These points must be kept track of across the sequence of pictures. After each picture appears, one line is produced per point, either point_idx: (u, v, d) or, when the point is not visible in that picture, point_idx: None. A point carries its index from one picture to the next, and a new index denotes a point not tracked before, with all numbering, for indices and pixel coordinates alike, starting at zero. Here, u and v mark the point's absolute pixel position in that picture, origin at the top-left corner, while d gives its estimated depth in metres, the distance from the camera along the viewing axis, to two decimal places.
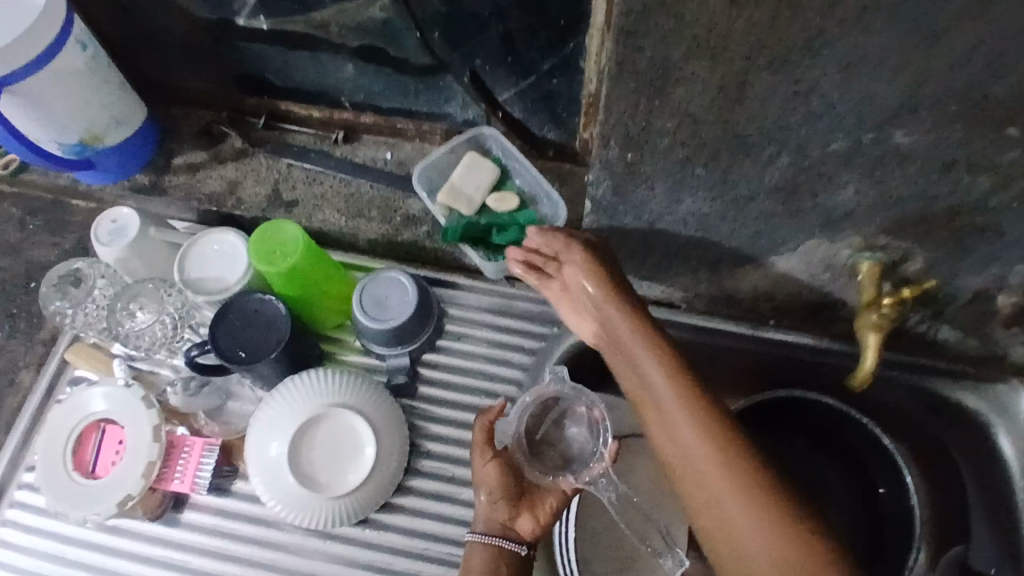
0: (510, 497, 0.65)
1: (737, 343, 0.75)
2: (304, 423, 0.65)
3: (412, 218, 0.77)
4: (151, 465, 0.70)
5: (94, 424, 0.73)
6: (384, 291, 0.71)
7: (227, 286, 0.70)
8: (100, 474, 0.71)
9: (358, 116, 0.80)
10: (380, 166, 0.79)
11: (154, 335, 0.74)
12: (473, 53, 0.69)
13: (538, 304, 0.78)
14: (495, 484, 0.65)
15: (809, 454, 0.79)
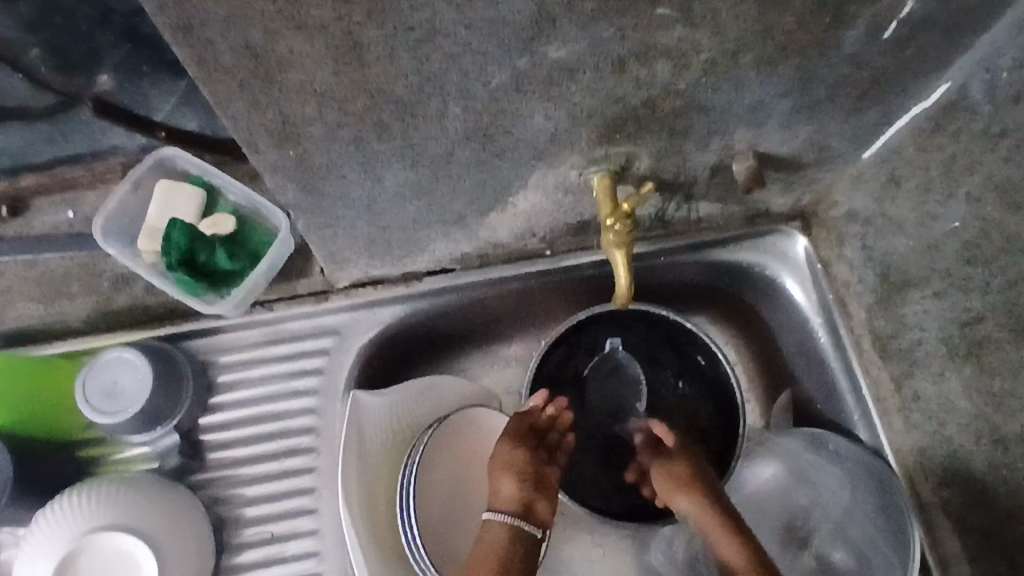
0: (534, 477, 0.62)
1: (523, 284, 0.71)
2: (63, 562, 0.55)
3: (124, 278, 0.65)
4: None
5: None
6: (110, 376, 0.60)
7: None
8: None
9: (16, 181, 0.67)
10: (63, 231, 0.66)
11: None
12: (99, 72, 0.60)
13: (309, 317, 0.69)
14: (523, 463, 0.62)
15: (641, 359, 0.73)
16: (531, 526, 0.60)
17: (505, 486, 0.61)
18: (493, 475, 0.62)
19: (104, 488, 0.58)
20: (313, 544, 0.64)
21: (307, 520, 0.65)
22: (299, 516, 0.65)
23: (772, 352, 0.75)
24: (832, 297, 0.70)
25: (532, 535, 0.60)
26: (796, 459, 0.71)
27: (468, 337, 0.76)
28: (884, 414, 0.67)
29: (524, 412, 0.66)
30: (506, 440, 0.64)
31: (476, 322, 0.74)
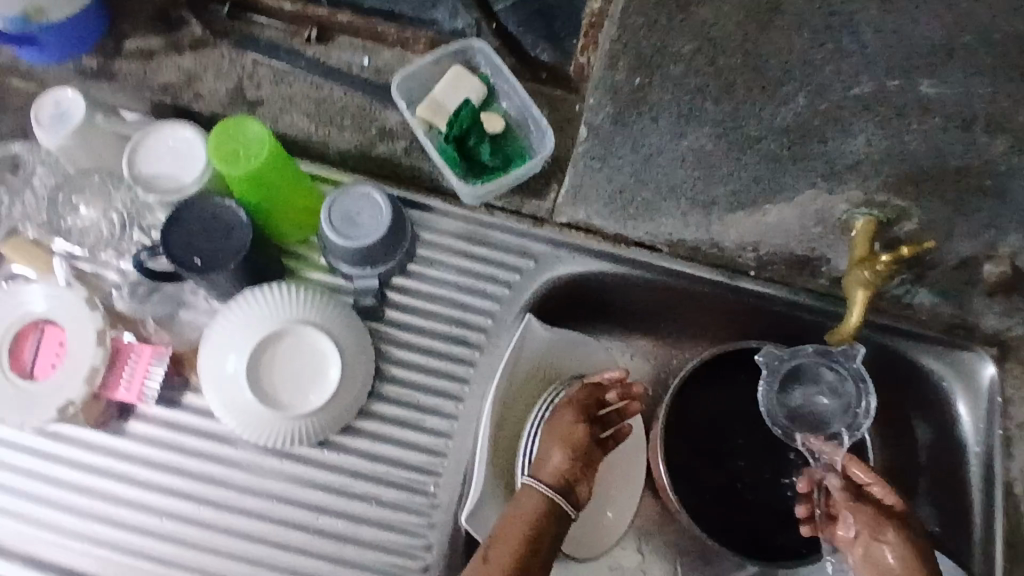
0: (583, 455, 0.64)
1: (721, 296, 0.70)
2: (266, 338, 0.59)
3: (389, 132, 0.71)
4: (93, 370, 0.62)
5: (30, 324, 0.64)
6: (355, 206, 0.66)
7: (179, 183, 0.63)
8: (39, 377, 0.63)
9: (334, 13, 0.73)
10: (355, 72, 0.73)
11: (98, 236, 0.67)
12: None
13: (518, 235, 0.72)
14: (579, 437, 0.64)
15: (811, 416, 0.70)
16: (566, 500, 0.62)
17: (555, 455, 0.64)
18: (548, 443, 0.64)
19: (314, 295, 0.62)
20: (446, 426, 0.68)
21: (448, 404, 0.69)
22: (443, 397, 0.69)
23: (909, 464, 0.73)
24: (1001, 434, 0.68)
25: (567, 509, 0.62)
26: None
27: (635, 318, 0.78)
28: (1011, 560, 0.66)
29: (597, 385, 0.67)
30: (571, 410, 0.66)
31: (651, 307, 0.75)
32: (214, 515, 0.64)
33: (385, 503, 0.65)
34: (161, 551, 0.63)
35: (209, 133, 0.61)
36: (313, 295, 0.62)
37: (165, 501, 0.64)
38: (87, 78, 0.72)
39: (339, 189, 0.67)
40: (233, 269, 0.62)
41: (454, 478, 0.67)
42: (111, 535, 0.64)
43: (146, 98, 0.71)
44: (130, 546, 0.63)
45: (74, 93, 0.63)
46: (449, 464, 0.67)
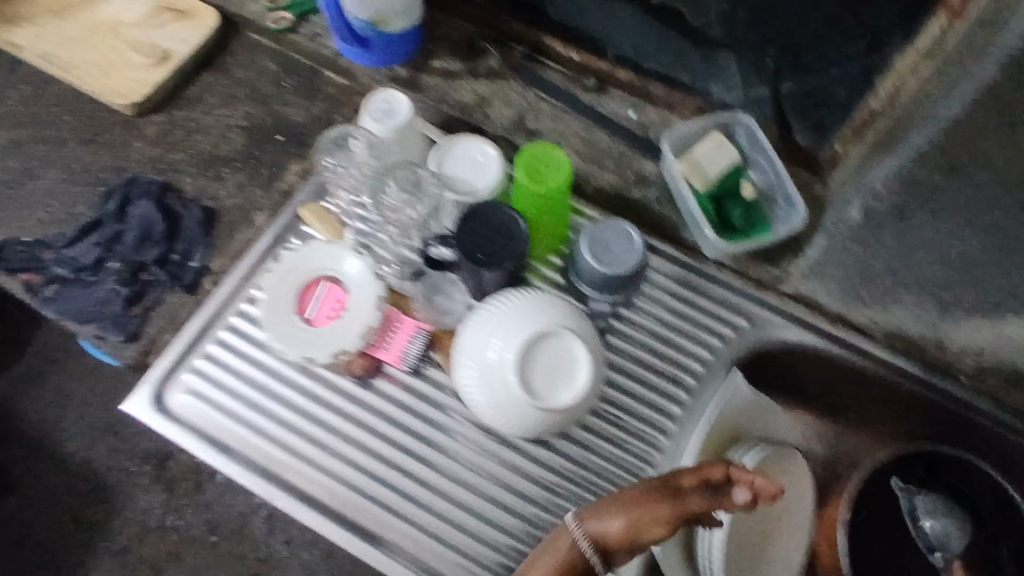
0: (626, 535, 0.59)
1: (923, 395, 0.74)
2: (549, 334, 0.65)
3: (646, 180, 0.80)
4: (369, 328, 0.72)
5: (319, 278, 0.74)
6: (607, 237, 0.72)
7: (472, 188, 0.72)
8: (319, 324, 0.73)
9: (615, 69, 0.82)
10: (623, 122, 0.81)
11: (402, 219, 0.72)
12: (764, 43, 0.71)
13: (742, 296, 0.78)
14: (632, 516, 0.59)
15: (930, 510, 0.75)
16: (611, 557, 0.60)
17: (615, 525, 0.59)
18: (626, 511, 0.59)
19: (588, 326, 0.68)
20: (650, 454, 0.74)
21: (654, 434, 0.75)
22: (650, 426, 0.75)
23: None
24: None
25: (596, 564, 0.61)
26: None
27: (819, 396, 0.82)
28: None
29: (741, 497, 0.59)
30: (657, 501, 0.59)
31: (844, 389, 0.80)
32: (440, 481, 0.72)
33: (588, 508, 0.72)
34: (388, 501, 0.71)
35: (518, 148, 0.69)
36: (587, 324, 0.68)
37: (400, 458, 0.72)
38: (396, 85, 0.83)
39: (597, 222, 0.73)
40: (507, 270, 0.69)
41: None
42: (346, 474, 0.71)
43: (442, 111, 0.82)
44: (362, 488, 0.71)
45: (393, 94, 0.74)
46: None
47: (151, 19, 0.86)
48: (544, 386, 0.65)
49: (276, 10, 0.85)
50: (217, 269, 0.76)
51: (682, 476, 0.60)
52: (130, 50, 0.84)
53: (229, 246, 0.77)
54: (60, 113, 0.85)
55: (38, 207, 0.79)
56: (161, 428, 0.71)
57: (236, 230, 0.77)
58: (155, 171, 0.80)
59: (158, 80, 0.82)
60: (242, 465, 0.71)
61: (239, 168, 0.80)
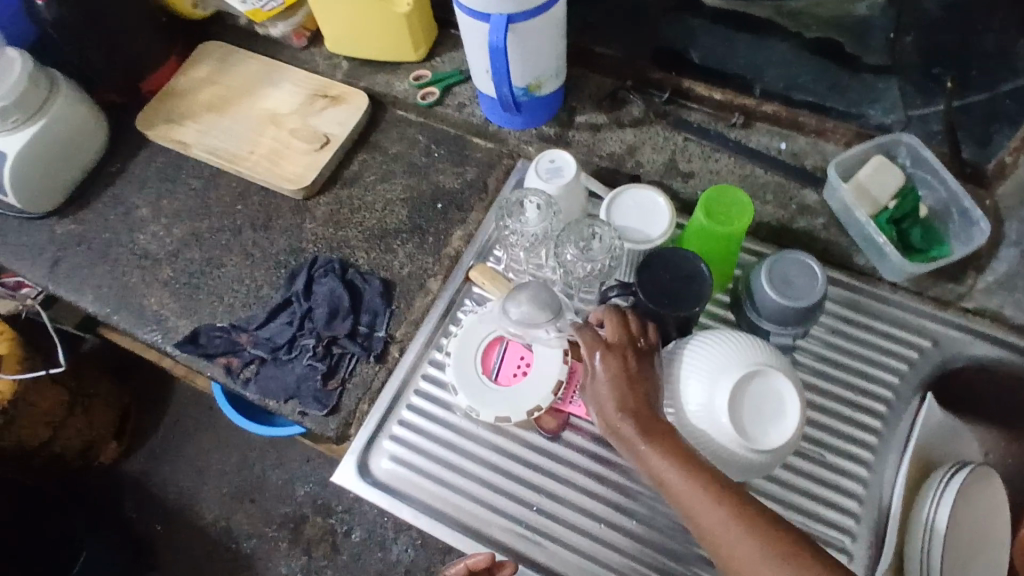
0: (628, 409, 0.61)
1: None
2: (774, 384, 0.65)
3: (808, 208, 0.80)
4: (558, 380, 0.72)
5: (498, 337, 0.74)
6: (787, 272, 0.72)
7: (646, 236, 0.74)
8: (503, 383, 0.73)
9: (761, 103, 0.84)
10: (775, 154, 0.83)
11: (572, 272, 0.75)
12: None
13: (924, 316, 0.77)
14: (620, 383, 0.62)
15: None
16: (696, 477, 0.57)
17: None
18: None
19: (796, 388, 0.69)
20: (857, 488, 0.72)
21: (857, 465, 0.72)
22: (851, 459, 0.73)
23: None
24: None
25: (674, 482, 0.57)
26: None
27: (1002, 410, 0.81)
28: None
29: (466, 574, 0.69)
30: None
31: None
32: (650, 534, 0.70)
33: None
34: (597, 554, 0.69)
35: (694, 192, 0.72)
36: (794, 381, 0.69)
37: (604, 511, 0.71)
38: (547, 142, 0.86)
39: (773, 257, 0.73)
40: (694, 312, 0.69)
41: (868, 538, 0.70)
42: (552, 531, 0.70)
43: (594, 162, 0.84)
44: (570, 542, 0.70)
45: (563, 157, 0.77)
46: (859, 524, 0.71)
47: (306, 106, 0.91)
48: (737, 412, 0.64)
49: (422, 87, 0.91)
50: (401, 336, 0.78)
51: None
52: (292, 136, 0.89)
53: (411, 313, 0.79)
54: (227, 202, 0.88)
55: (223, 292, 0.82)
56: (371, 496, 0.72)
57: (415, 296, 0.80)
58: (330, 248, 0.84)
59: (323, 162, 0.86)
60: (452, 529, 0.71)
61: (408, 239, 0.84)
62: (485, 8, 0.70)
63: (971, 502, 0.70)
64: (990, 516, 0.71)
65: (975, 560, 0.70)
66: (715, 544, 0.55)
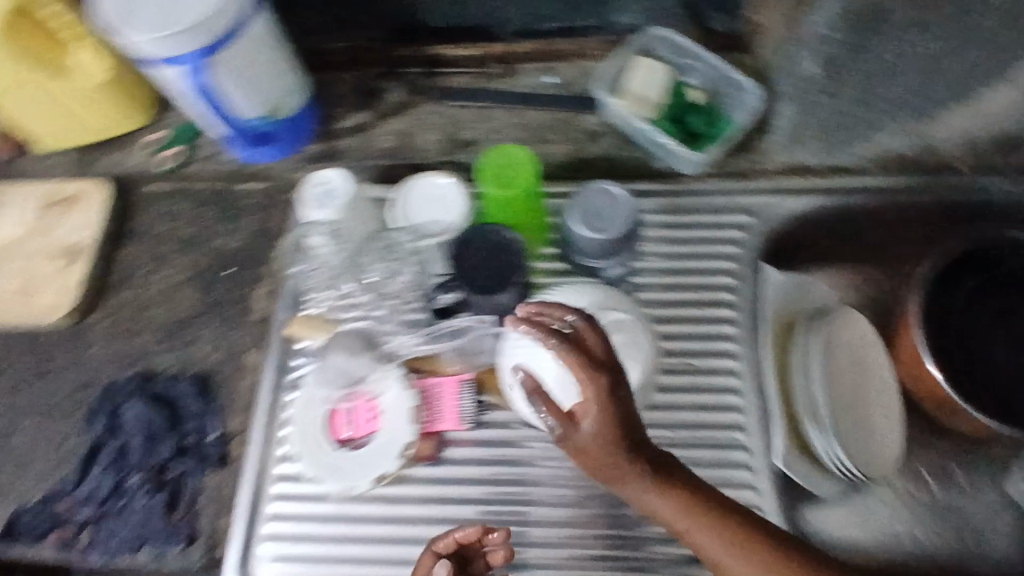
0: (617, 441, 0.50)
1: (932, 194, 0.75)
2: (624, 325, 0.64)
3: (595, 132, 0.77)
4: (413, 412, 0.67)
5: (335, 399, 0.69)
6: (597, 200, 0.70)
7: (446, 223, 0.69)
8: (360, 442, 0.68)
9: (513, 45, 0.80)
10: (544, 90, 0.79)
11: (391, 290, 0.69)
12: None
13: (735, 193, 0.77)
14: (608, 413, 0.49)
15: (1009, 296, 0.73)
16: (706, 511, 0.52)
17: None
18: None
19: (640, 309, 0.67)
20: (733, 383, 0.72)
21: (727, 361, 0.73)
22: (717, 357, 0.73)
23: None
24: None
25: (664, 506, 0.52)
26: None
27: (839, 241, 0.79)
28: None
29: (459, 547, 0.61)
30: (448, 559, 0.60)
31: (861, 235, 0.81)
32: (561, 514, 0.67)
33: (704, 463, 0.69)
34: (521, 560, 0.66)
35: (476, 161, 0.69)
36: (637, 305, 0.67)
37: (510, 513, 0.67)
38: (315, 163, 0.79)
39: (575, 196, 0.71)
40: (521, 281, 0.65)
41: (761, 425, 0.71)
42: None
43: (372, 165, 0.78)
44: None
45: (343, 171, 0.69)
46: (746, 415, 0.71)
47: (39, 221, 0.79)
48: None
49: (161, 151, 0.81)
50: (239, 427, 0.71)
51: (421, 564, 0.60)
52: (34, 259, 0.77)
53: (238, 400, 0.71)
54: None
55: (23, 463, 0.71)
56: None
57: (239, 380, 0.72)
58: (126, 364, 0.74)
59: (80, 276, 0.75)
60: None
61: (208, 321, 0.75)
62: (166, 53, 0.61)
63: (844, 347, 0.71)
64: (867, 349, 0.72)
65: (870, 397, 0.71)
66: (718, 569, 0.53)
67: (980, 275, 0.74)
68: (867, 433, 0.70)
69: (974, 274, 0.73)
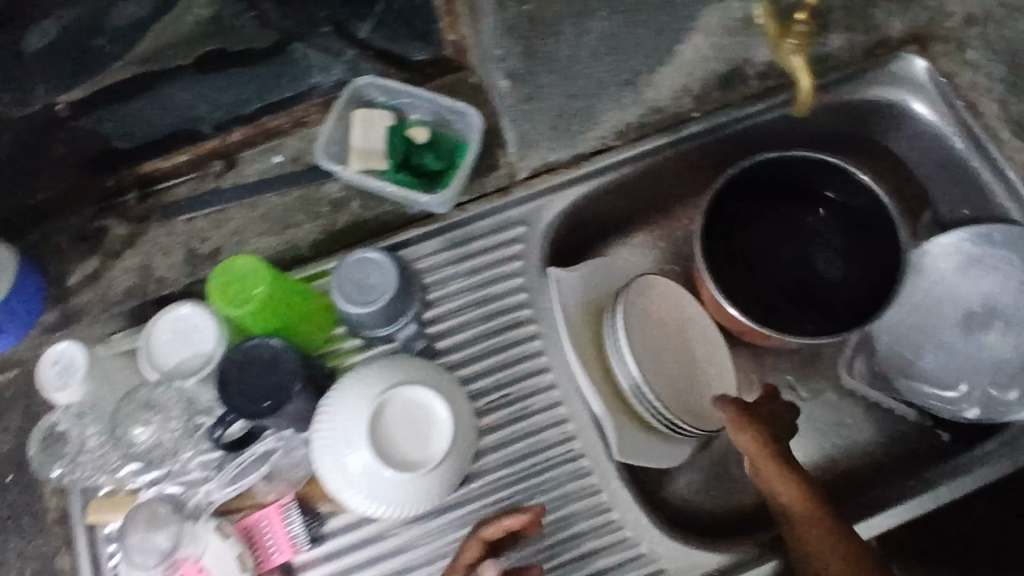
0: (765, 461, 0.62)
1: (685, 144, 0.75)
2: (417, 399, 0.61)
3: (338, 200, 0.73)
4: (239, 559, 0.65)
5: None
6: (362, 272, 0.67)
7: (202, 359, 0.66)
8: None
9: (228, 137, 0.75)
10: (274, 172, 0.75)
11: (167, 445, 0.68)
12: None
13: (498, 211, 0.76)
14: (760, 447, 0.62)
15: (757, 207, 0.81)
16: (820, 512, 0.60)
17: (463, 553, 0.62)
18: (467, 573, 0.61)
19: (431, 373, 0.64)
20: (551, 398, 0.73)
21: (540, 379, 0.73)
22: (533, 376, 0.73)
23: (910, 173, 0.84)
24: (961, 104, 0.76)
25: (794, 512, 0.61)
26: (964, 255, 0.77)
27: (623, 224, 0.85)
28: None
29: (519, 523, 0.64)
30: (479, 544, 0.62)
31: (637, 198, 0.82)
32: None
33: (547, 488, 0.70)
34: None
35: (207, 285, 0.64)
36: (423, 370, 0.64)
37: None
38: (61, 331, 0.72)
39: (339, 268, 0.68)
40: (298, 390, 0.64)
41: (591, 429, 0.72)
42: None
43: (122, 311, 0.72)
44: None
45: (74, 341, 0.65)
46: (576, 423, 0.72)
47: None
48: (404, 444, 0.60)
49: None
50: None
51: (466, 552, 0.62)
52: None
53: None
54: None
55: None
56: None
57: None
58: None
59: None
60: None
61: (5, 540, 0.69)
62: None
63: (641, 320, 0.77)
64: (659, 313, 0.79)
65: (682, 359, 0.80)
66: (799, 539, 0.61)
67: (751, 223, 0.81)
68: (689, 393, 0.79)
69: (744, 224, 0.81)
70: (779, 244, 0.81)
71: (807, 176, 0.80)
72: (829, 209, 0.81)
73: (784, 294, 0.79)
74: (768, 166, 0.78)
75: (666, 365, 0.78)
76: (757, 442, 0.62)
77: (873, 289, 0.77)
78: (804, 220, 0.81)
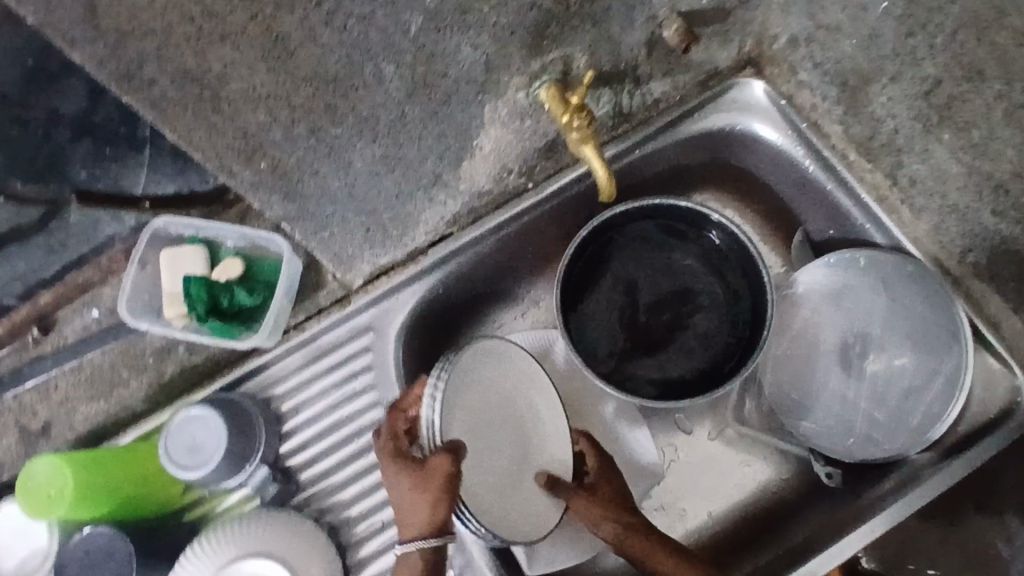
0: (621, 538, 0.63)
1: (531, 215, 0.72)
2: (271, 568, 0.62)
3: (162, 348, 0.68)
4: None
5: None
6: (189, 434, 0.64)
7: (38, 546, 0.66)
8: None
9: (37, 303, 0.69)
10: (94, 329, 0.69)
11: None
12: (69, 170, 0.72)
13: (341, 325, 0.71)
14: (607, 521, 0.63)
15: (621, 257, 0.78)
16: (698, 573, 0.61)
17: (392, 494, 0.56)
18: (411, 479, 0.55)
19: (298, 535, 0.64)
20: None
21: None
22: None
23: (780, 203, 0.77)
24: (806, 125, 0.71)
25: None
26: (833, 282, 0.73)
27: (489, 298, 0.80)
28: (892, 211, 0.69)
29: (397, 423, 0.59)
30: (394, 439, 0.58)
31: (499, 274, 0.77)
32: None
33: None
34: None
35: (19, 494, 0.62)
36: (294, 528, 0.64)
37: None
38: None
39: (174, 424, 0.64)
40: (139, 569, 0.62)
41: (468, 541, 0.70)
42: None
43: None
44: None
45: None
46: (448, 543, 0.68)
47: None
48: None
49: None
50: None
51: (390, 480, 0.56)
52: None
53: None
54: None
55: None
56: None
57: None
58: None
59: None
60: None
61: None
62: None
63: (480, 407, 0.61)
64: (496, 391, 0.63)
65: (527, 436, 0.65)
66: None
67: (621, 272, 0.78)
68: (518, 490, 0.63)
69: (606, 274, 0.78)
70: (647, 290, 0.77)
71: (666, 221, 0.76)
72: (700, 245, 0.77)
73: (648, 336, 0.77)
74: (624, 217, 0.75)
75: (498, 451, 0.62)
76: (613, 522, 0.63)
77: (752, 325, 0.75)
78: (669, 262, 0.78)
